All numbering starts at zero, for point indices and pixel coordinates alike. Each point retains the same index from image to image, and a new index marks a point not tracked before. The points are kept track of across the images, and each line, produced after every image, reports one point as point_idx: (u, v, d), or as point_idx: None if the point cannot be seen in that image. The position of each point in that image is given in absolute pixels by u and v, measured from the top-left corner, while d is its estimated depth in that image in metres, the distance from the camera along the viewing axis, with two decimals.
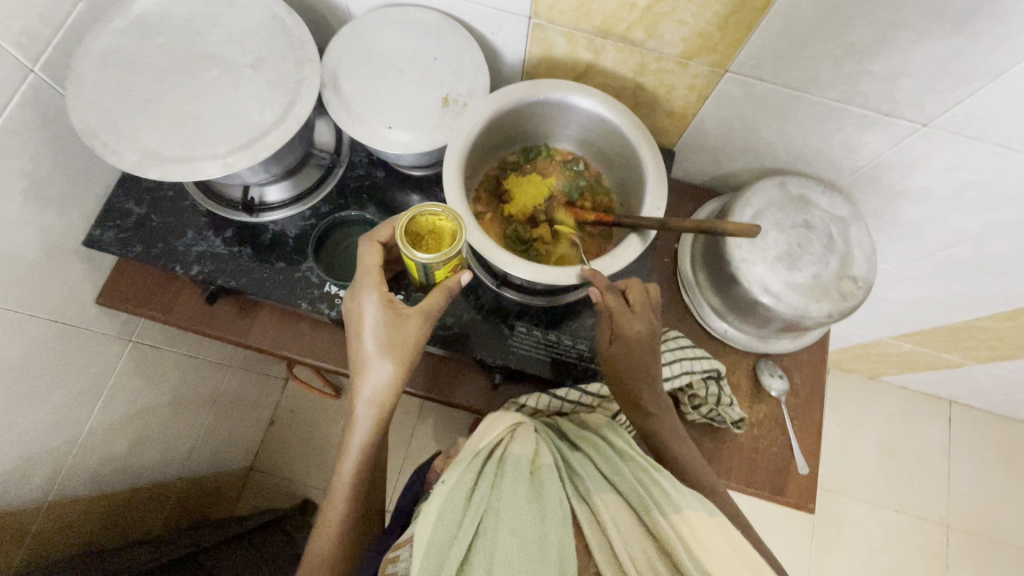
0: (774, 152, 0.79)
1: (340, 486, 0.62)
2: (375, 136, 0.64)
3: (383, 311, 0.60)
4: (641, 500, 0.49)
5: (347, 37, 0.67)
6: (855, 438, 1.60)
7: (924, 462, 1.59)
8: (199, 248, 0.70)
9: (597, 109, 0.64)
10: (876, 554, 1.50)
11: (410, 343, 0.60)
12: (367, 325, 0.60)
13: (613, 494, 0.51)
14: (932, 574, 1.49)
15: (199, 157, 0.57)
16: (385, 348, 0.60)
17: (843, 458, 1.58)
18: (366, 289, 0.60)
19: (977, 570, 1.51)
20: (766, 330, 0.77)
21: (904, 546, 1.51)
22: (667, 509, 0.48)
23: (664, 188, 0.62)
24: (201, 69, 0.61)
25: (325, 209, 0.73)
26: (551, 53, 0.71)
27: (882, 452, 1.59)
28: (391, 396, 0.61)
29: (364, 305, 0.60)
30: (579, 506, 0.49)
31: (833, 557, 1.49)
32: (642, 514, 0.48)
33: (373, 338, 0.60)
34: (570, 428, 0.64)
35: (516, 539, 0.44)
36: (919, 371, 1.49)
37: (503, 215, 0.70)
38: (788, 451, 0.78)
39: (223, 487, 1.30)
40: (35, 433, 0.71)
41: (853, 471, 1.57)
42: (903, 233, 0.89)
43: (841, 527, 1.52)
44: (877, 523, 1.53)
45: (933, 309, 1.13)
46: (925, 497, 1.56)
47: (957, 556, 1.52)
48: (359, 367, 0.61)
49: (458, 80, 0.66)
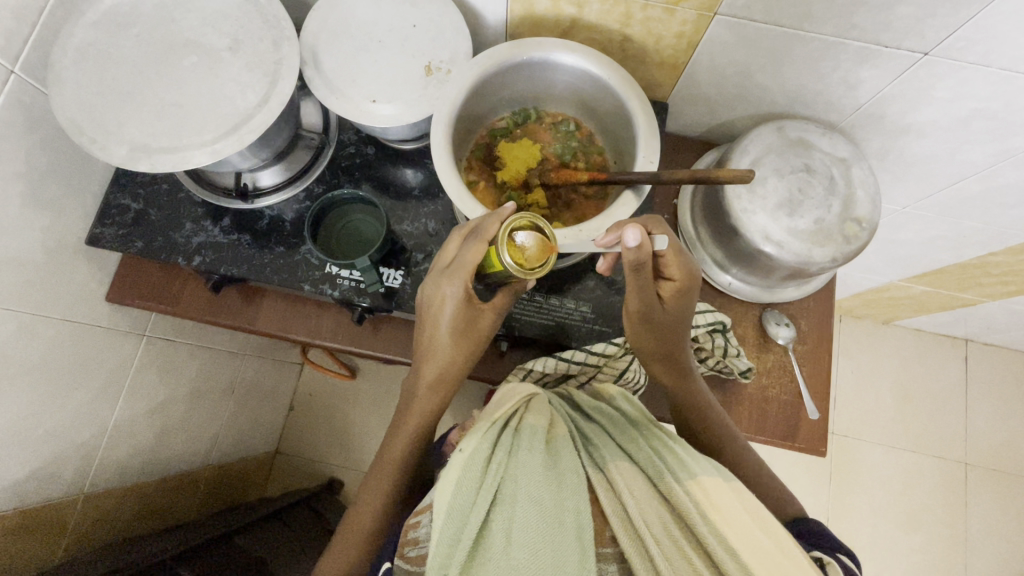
0: (770, 96, 0.77)
1: (391, 460, 0.64)
2: (360, 111, 0.63)
3: (462, 304, 0.59)
4: (656, 468, 0.50)
5: (323, 11, 0.66)
6: (870, 385, 1.60)
7: (940, 402, 1.59)
8: (199, 238, 0.71)
9: (588, 64, 0.62)
10: (894, 495, 1.52)
11: (481, 335, 0.63)
12: (444, 315, 0.60)
13: (628, 462, 0.52)
14: (950, 511, 1.51)
15: (186, 146, 0.57)
16: (457, 337, 0.62)
17: (859, 404, 1.59)
18: (451, 279, 0.58)
19: (996, 504, 1.52)
20: (771, 279, 0.76)
21: (921, 484, 1.53)
22: (683, 476, 0.49)
23: (657, 141, 0.60)
24: (180, 56, 0.60)
25: (319, 190, 0.73)
26: (533, 10, 0.69)
27: (898, 395, 1.59)
28: (457, 377, 0.64)
29: (444, 295, 0.59)
30: (594, 475, 0.50)
31: (850, 500, 1.51)
32: (657, 482, 0.49)
33: (449, 326, 0.61)
34: (581, 398, 0.64)
35: (534, 506, 0.45)
36: (933, 312, 1.48)
37: (496, 182, 0.69)
38: (799, 398, 0.78)
39: (250, 471, 1.34)
40: (62, 429, 0.74)
41: (869, 416, 1.58)
42: (910, 171, 0.87)
43: (858, 472, 1.53)
44: (894, 465, 1.54)
45: (944, 247, 1.11)
46: (943, 437, 1.57)
47: (975, 492, 1.53)
48: (432, 349, 0.63)
49: (441, 47, 0.65)
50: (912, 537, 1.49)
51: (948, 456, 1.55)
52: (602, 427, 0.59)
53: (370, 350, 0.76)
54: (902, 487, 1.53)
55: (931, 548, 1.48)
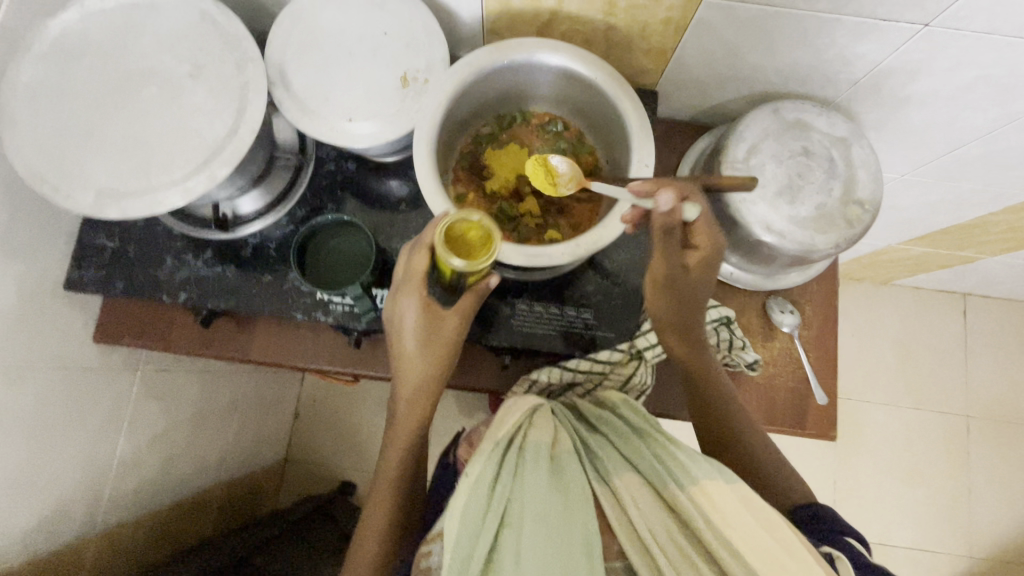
0: (764, 76, 0.73)
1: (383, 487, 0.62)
2: (336, 131, 0.59)
3: (422, 314, 0.59)
4: (659, 476, 0.49)
5: (286, 24, 0.61)
6: (872, 347, 1.60)
7: (941, 358, 1.60)
8: (182, 273, 0.68)
9: (572, 64, 0.59)
10: (898, 452, 1.54)
11: (445, 343, 0.60)
12: (408, 329, 0.60)
13: (632, 470, 0.50)
14: (952, 463, 1.54)
15: (156, 187, 0.54)
16: (423, 347, 0.60)
17: (861, 365, 1.59)
18: (406, 292, 0.58)
19: (997, 453, 1.55)
20: (773, 267, 0.75)
21: (925, 439, 1.55)
22: (686, 481, 0.48)
23: (650, 143, 0.57)
24: (138, 87, 0.56)
25: (302, 213, 0.71)
26: (510, 5, 0.64)
27: (899, 354, 1.60)
28: (434, 394, 0.62)
29: (403, 308, 0.59)
30: (599, 489, 0.49)
31: (856, 461, 1.54)
32: (661, 491, 0.48)
33: (414, 339, 0.60)
34: (582, 405, 0.63)
35: (539, 531, 0.44)
36: (931, 270, 1.47)
37: (485, 193, 0.66)
38: (806, 384, 0.77)
39: (262, 482, 1.35)
40: (66, 475, 0.73)
41: (871, 377, 1.59)
42: (909, 140, 0.85)
43: (863, 433, 1.55)
44: (898, 423, 1.56)
45: (944, 210, 1.09)
46: (945, 392, 1.58)
47: (977, 442, 1.56)
48: (402, 369, 0.61)
49: (415, 55, 0.61)
50: (918, 492, 1.52)
51: (951, 410, 1.58)
52: (605, 432, 0.57)
53: (370, 370, 0.74)
54: (906, 444, 1.55)
55: (937, 501, 1.52)
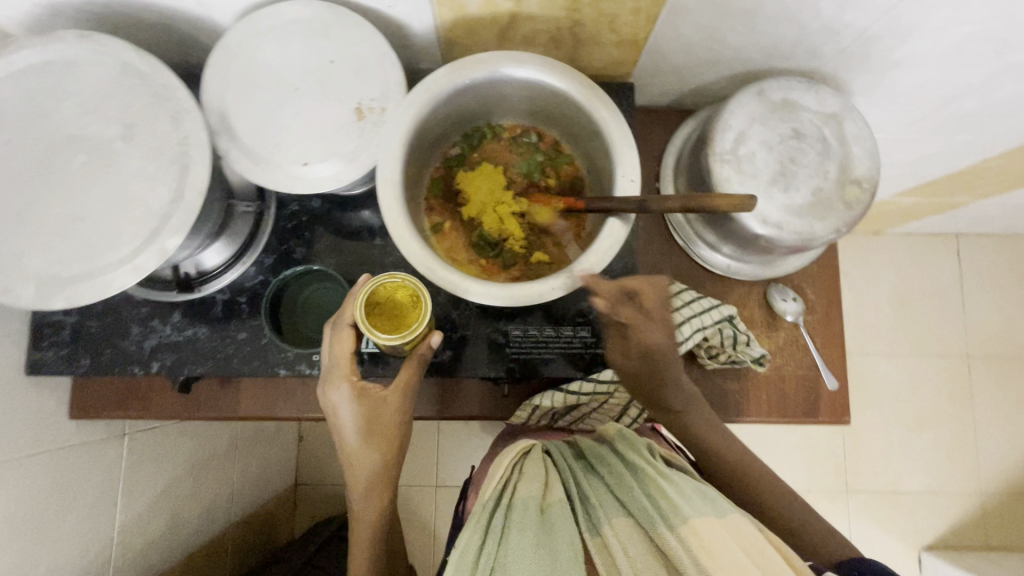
0: (745, 55, 0.68)
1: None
2: (292, 178, 0.54)
3: (355, 404, 0.58)
4: (649, 517, 0.47)
5: (221, 62, 0.56)
6: (870, 300, 1.59)
7: (939, 302, 1.60)
8: (151, 341, 0.64)
9: (542, 77, 0.54)
10: (903, 401, 1.55)
11: (389, 422, 0.60)
12: (344, 423, 0.59)
13: (624, 516, 0.49)
14: (956, 405, 1.55)
15: (102, 268, 0.49)
16: (364, 438, 0.59)
17: (860, 319, 1.58)
18: (335, 386, 0.58)
19: (1000, 390, 1.57)
20: (771, 257, 0.71)
21: (929, 385, 1.56)
22: (675, 522, 0.45)
23: (636, 155, 0.53)
24: (65, 158, 0.51)
25: (270, 261, 0.66)
26: (465, 12, 0.59)
27: (898, 303, 1.58)
28: (388, 479, 0.61)
29: (336, 402, 0.59)
30: (591, 541, 0.48)
31: (863, 415, 1.54)
32: (652, 533, 0.46)
33: (353, 431, 0.59)
34: (583, 445, 0.62)
35: None
36: (924, 217, 1.44)
37: (463, 221, 0.62)
38: (815, 371, 0.75)
39: (275, 513, 1.33)
40: (66, 558, 0.70)
41: (871, 330, 1.58)
42: (899, 101, 0.80)
43: (867, 386, 1.56)
44: (901, 372, 1.56)
45: (936, 162, 1.05)
46: (945, 336, 1.58)
47: (980, 382, 1.57)
48: (348, 460, 0.60)
49: (369, 84, 0.56)
50: (926, 437, 1.54)
51: (952, 353, 1.58)
52: (600, 476, 0.56)
53: None
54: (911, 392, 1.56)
55: (945, 444, 1.54)
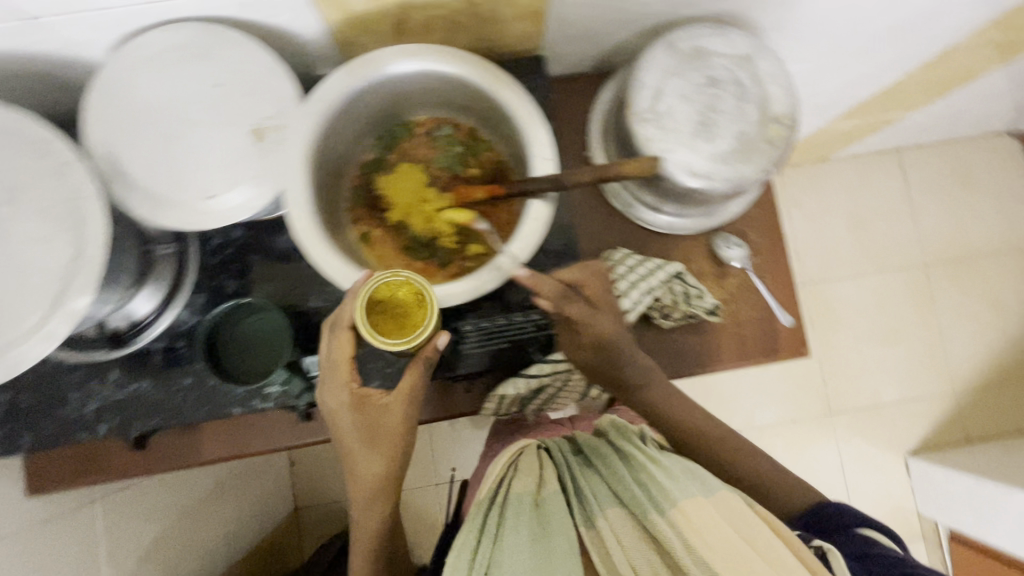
0: (650, 9, 0.67)
1: None
2: (199, 214, 0.52)
3: (355, 410, 0.57)
4: (639, 504, 0.46)
5: (100, 107, 0.53)
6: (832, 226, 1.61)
7: (893, 218, 1.62)
8: (95, 403, 0.62)
9: (427, 72, 0.53)
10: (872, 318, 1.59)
11: (394, 430, 0.58)
12: (346, 428, 0.58)
13: (616, 505, 0.48)
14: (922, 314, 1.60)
15: (13, 343, 0.47)
16: (366, 443, 0.58)
17: (820, 246, 1.61)
18: (336, 388, 0.57)
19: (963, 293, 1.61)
20: (709, 208, 0.72)
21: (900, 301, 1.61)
22: (665, 506, 0.45)
23: (547, 134, 0.52)
24: None
25: (202, 300, 0.64)
26: (352, 10, 0.56)
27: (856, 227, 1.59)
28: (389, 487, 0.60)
29: (335, 406, 0.57)
30: (585, 531, 0.46)
31: (835, 338, 1.58)
32: (643, 518, 0.45)
33: (355, 437, 0.58)
34: (580, 441, 0.63)
35: None
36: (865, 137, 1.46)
37: (390, 225, 0.62)
38: (771, 312, 0.76)
39: (279, 540, 1.32)
40: None
41: (832, 255, 1.61)
42: (812, 30, 0.80)
43: (836, 310, 1.59)
44: (867, 291, 1.59)
45: (863, 83, 1.06)
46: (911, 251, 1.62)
47: (942, 288, 1.61)
48: (351, 469, 0.59)
49: (251, 111, 0.53)
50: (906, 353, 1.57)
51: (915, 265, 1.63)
52: (596, 467, 0.56)
53: None
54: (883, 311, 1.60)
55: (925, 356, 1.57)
